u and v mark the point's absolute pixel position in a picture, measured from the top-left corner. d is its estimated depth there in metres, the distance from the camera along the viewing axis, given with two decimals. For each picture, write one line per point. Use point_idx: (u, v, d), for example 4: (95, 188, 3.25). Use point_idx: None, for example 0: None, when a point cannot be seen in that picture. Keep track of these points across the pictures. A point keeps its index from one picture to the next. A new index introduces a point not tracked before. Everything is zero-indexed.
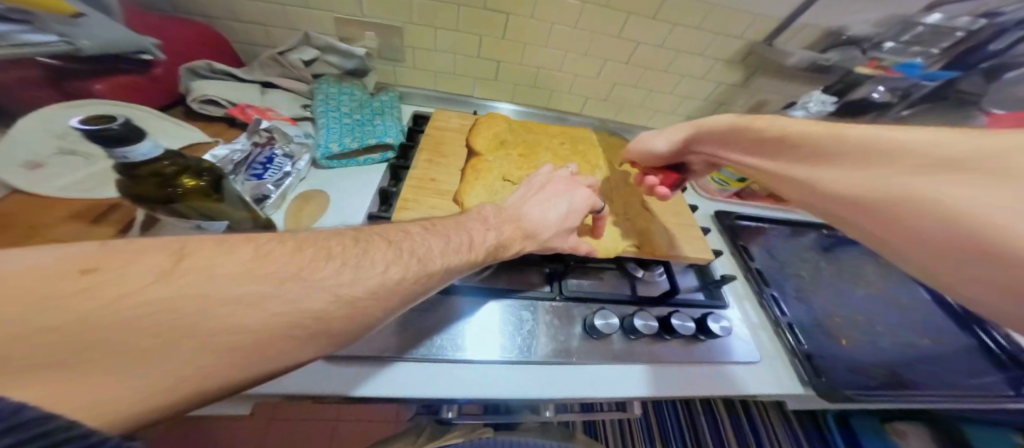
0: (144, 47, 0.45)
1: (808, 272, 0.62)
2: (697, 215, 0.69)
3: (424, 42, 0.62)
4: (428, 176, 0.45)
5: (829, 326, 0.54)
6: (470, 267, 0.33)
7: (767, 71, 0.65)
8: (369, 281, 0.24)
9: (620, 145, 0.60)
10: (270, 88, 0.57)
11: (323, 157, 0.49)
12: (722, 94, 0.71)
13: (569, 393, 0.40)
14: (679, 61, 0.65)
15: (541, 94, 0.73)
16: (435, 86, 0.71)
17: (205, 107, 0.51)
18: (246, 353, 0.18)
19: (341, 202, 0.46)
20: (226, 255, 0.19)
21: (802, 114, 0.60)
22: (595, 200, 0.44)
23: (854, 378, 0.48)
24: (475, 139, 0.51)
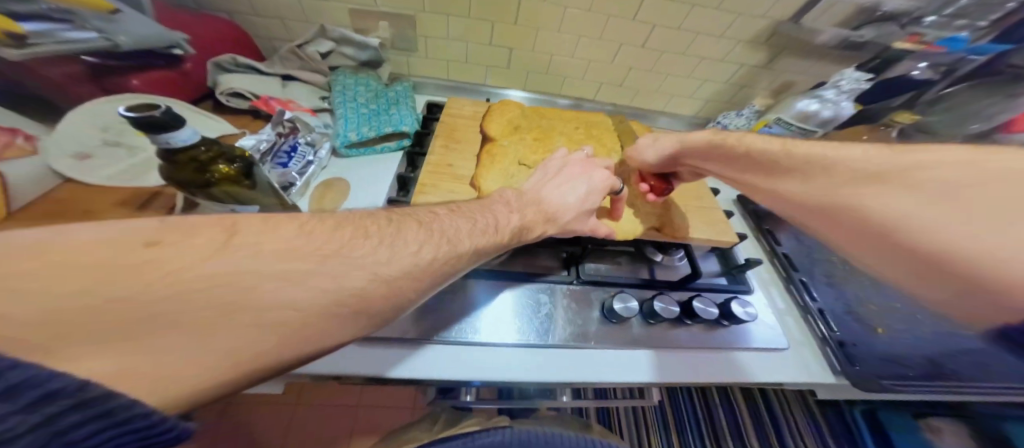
0: (175, 40, 0.47)
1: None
2: (719, 199, 0.67)
3: (437, 31, 0.62)
4: (444, 162, 0.46)
5: (866, 314, 0.51)
6: (497, 250, 0.34)
7: (794, 48, 0.62)
8: (404, 261, 0.25)
9: (638, 128, 0.59)
10: (291, 81, 0.59)
11: (341, 145, 0.50)
12: (744, 76, 0.68)
13: (589, 376, 0.40)
14: (698, 42, 0.62)
15: (555, 81, 0.72)
16: (448, 76, 0.72)
17: (232, 100, 0.53)
18: (296, 329, 0.19)
19: (366, 189, 0.48)
20: (271, 230, 0.20)
21: (834, 93, 0.56)
22: (614, 181, 0.44)
23: (892, 367, 0.46)
24: (489, 125, 0.51)
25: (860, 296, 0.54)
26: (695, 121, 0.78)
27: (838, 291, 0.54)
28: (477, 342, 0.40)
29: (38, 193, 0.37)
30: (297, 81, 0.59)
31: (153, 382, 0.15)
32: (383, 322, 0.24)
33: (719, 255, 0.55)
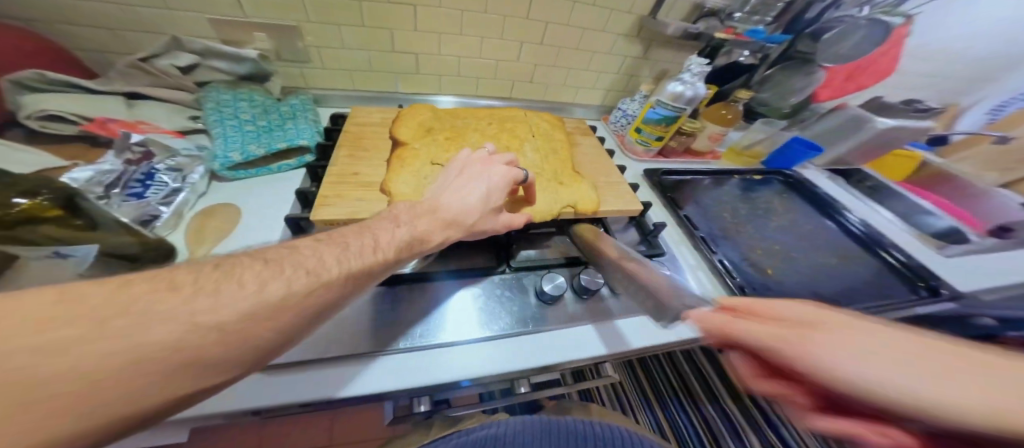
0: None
1: (729, 213, 0.72)
2: (629, 174, 0.75)
3: (331, 40, 0.58)
4: (350, 171, 0.42)
5: (751, 258, 0.63)
6: (381, 269, 0.32)
7: (662, 40, 0.73)
8: (241, 304, 0.23)
9: (549, 120, 0.62)
10: (138, 100, 0.50)
11: (225, 167, 0.43)
12: (629, 67, 0.78)
13: (531, 362, 0.40)
14: (586, 37, 0.69)
15: (469, 83, 0.73)
16: (354, 86, 0.67)
17: (50, 126, 0.42)
18: (90, 396, 0.18)
19: (248, 225, 0.40)
20: (25, 304, 0.19)
21: (690, 76, 0.66)
22: (515, 172, 0.44)
23: (774, 301, 0.55)
24: (399, 129, 0.49)
25: (743, 244, 0.66)
26: (603, 110, 0.87)
27: (727, 243, 0.65)
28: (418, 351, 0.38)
29: None
30: (148, 99, 0.50)
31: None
32: (236, 369, 0.23)
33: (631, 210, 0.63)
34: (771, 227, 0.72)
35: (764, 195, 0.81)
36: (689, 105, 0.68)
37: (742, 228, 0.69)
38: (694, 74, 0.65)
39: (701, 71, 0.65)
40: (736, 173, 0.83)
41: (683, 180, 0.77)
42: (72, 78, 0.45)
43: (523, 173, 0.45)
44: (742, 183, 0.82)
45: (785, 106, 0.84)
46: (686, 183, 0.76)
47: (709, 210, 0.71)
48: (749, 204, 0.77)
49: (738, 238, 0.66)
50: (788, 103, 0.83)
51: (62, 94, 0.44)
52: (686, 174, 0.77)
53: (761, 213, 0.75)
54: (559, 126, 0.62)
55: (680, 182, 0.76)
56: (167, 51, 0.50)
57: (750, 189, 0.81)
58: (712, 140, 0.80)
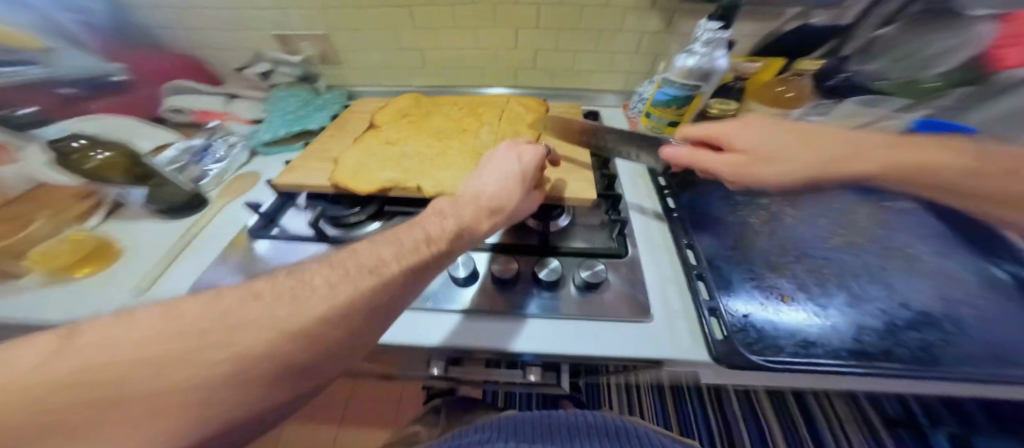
0: (111, 71, 0.63)
1: (757, 219, 0.53)
2: (626, 165, 0.66)
3: (354, 42, 0.69)
4: (323, 148, 0.50)
5: (773, 278, 0.44)
6: (438, 260, 0.32)
7: (690, 7, 0.63)
8: (316, 308, 0.23)
9: (528, 103, 0.62)
10: (237, 99, 0.70)
11: (259, 145, 0.58)
12: (651, 45, 0.69)
13: (496, 343, 0.40)
14: (590, 14, 0.65)
15: (471, 76, 0.76)
16: (377, 82, 0.76)
17: (175, 116, 0.65)
18: (174, 429, 0.18)
19: (250, 193, 0.51)
20: (124, 325, 0.20)
21: (700, 45, 0.58)
22: (541, 150, 0.45)
23: (786, 338, 0.38)
24: (378, 115, 0.56)
25: (768, 259, 0.47)
26: (625, 96, 0.78)
27: (733, 254, 0.47)
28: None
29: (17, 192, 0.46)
30: (243, 99, 0.70)
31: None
32: (308, 379, 0.23)
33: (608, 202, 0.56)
34: (838, 242, 0.49)
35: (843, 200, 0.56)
36: (706, 81, 0.60)
37: (780, 241, 0.49)
38: (704, 42, 0.57)
39: (714, 38, 0.57)
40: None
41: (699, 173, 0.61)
42: (196, 85, 0.67)
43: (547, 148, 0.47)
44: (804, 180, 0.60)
45: (929, 78, 0.57)
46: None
47: (723, 214, 0.54)
48: (806, 209, 0.54)
49: (762, 251, 0.48)
50: (934, 74, 0.56)
51: (191, 95, 0.67)
52: None
53: (823, 222, 0.52)
54: (539, 110, 0.61)
55: (689, 178, 0.61)
56: (253, 63, 0.70)
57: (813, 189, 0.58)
58: None
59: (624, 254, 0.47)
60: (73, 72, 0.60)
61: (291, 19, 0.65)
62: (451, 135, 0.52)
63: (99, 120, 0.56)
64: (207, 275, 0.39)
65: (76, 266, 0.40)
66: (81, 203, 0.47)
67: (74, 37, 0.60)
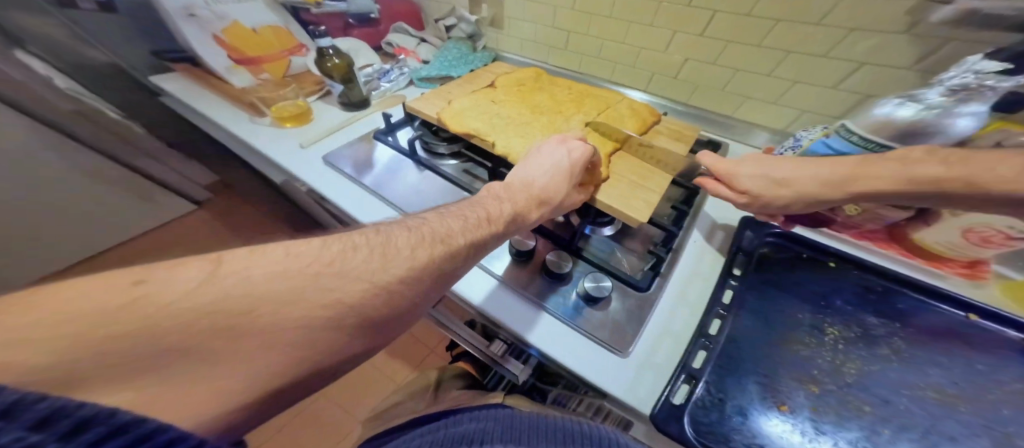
0: (371, 10, 0.82)
1: (836, 333, 0.38)
2: (721, 215, 0.55)
3: (521, 13, 0.76)
4: (448, 92, 0.61)
5: (788, 384, 0.34)
6: (495, 237, 0.38)
7: (972, 39, 0.41)
8: (400, 268, 0.29)
9: (641, 110, 0.59)
10: (425, 43, 0.87)
11: (417, 78, 0.76)
12: (869, 84, 0.51)
13: (485, 303, 0.45)
14: (782, 31, 0.53)
15: (605, 66, 0.75)
16: (527, 54, 0.84)
17: (389, 47, 0.86)
18: (283, 355, 0.23)
19: (393, 110, 0.69)
20: (256, 257, 0.25)
21: (937, 93, 0.41)
22: (590, 150, 0.46)
23: (741, 434, 0.31)
24: (500, 78, 0.65)
25: (811, 366, 0.35)
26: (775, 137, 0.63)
27: (768, 345, 0.37)
28: (381, 203, 0.51)
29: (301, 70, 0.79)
30: (429, 44, 0.87)
31: (180, 405, 0.19)
32: (377, 334, 0.28)
33: (664, 236, 0.50)
34: (930, 394, 0.33)
35: (1000, 366, 0.34)
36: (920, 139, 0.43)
37: (840, 360, 0.36)
38: (948, 89, 0.39)
39: (975, 84, 0.38)
40: (979, 312, 0.38)
41: (804, 256, 0.46)
42: (408, 28, 0.86)
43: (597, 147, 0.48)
44: (961, 324, 0.38)
45: None
46: (889, 293, 0.41)
47: (796, 306, 0.40)
48: (926, 349, 0.36)
49: (802, 357, 0.36)
50: None
51: (404, 35, 0.86)
52: (818, 247, 0.46)
53: (930, 372, 0.35)
54: (647, 120, 0.58)
55: (791, 257, 0.46)
56: (448, 16, 0.85)
57: (971, 341, 0.37)
58: (971, 239, 0.41)
59: (642, 288, 0.44)
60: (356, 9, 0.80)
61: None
62: (546, 112, 0.57)
63: (345, 40, 0.79)
64: (334, 152, 0.58)
65: (281, 120, 0.64)
66: (312, 84, 0.74)
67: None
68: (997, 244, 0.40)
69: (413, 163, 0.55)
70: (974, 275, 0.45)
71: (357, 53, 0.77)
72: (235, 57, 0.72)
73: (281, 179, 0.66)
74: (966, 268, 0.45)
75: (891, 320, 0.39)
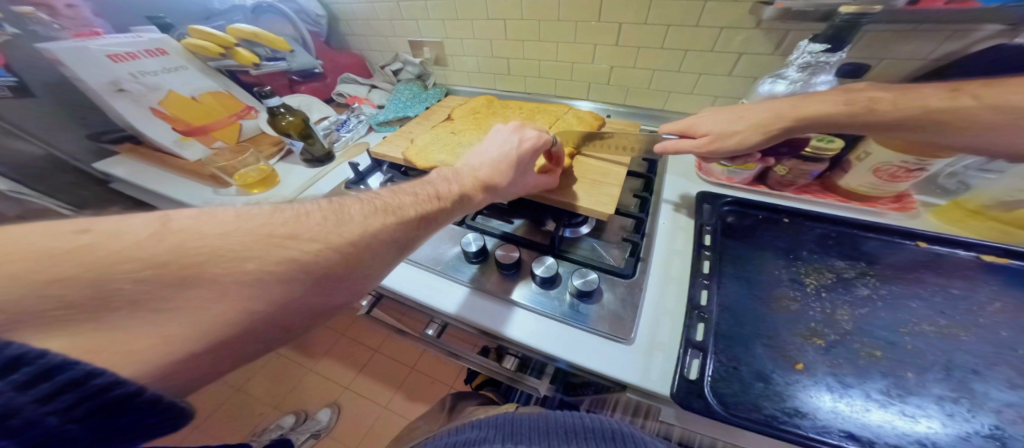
0: (315, 66, 0.84)
1: (815, 282, 0.44)
2: (678, 194, 0.62)
3: (460, 50, 0.82)
4: (408, 131, 0.64)
5: (794, 342, 0.39)
6: (444, 214, 0.39)
7: (805, 26, 0.52)
8: (352, 230, 0.31)
9: (586, 117, 0.65)
10: (376, 89, 0.90)
11: (376, 123, 0.78)
12: (752, 68, 0.60)
13: (488, 322, 0.46)
14: (672, 35, 0.62)
15: (548, 84, 0.82)
16: (476, 85, 0.90)
17: (340, 97, 0.87)
18: (228, 302, 0.25)
19: (359, 158, 0.70)
20: (206, 217, 0.27)
21: (794, 70, 0.52)
22: (543, 138, 0.49)
23: (774, 401, 0.34)
24: (456, 110, 0.69)
25: (808, 321, 0.41)
26: None
27: (759, 307, 0.42)
28: None
29: (254, 133, 0.80)
30: (381, 89, 0.90)
31: (119, 353, 0.22)
32: (333, 288, 0.30)
33: (634, 222, 0.56)
34: (926, 329, 0.39)
35: (973, 289, 0.41)
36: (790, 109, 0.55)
37: (831, 310, 0.41)
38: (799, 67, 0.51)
39: (814, 62, 0.49)
40: (926, 239, 0.46)
41: (761, 217, 0.53)
42: (357, 77, 0.89)
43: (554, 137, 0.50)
44: (918, 254, 0.46)
45: None
46: (843, 238, 0.48)
47: (771, 265, 0.47)
48: (894, 285, 0.43)
49: (795, 312, 0.41)
50: None
51: (353, 84, 0.89)
52: (770, 208, 0.53)
53: (916, 306, 0.41)
54: (593, 124, 0.64)
55: (753, 222, 0.53)
56: (393, 61, 0.90)
57: (930, 268, 0.44)
58: (882, 177, 0.50)
59: (627, 274, 0.48)
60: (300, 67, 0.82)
61: (421, 29, 0.81)
62: None
63: (294, 98, 0.79)
64: None
65: (248, 187, 0.64)
66: (270, 145, 0.74)
67: (301, 39, 0.84)
68: (903, 177, 0.49)
69: None
70: (904, 207, 0.53)
71: (309, 108, 0.78)
72: (180, 128, 0.70)
73: None
74: (896, 203, 0.54)
75: (858, 261, 0.46)
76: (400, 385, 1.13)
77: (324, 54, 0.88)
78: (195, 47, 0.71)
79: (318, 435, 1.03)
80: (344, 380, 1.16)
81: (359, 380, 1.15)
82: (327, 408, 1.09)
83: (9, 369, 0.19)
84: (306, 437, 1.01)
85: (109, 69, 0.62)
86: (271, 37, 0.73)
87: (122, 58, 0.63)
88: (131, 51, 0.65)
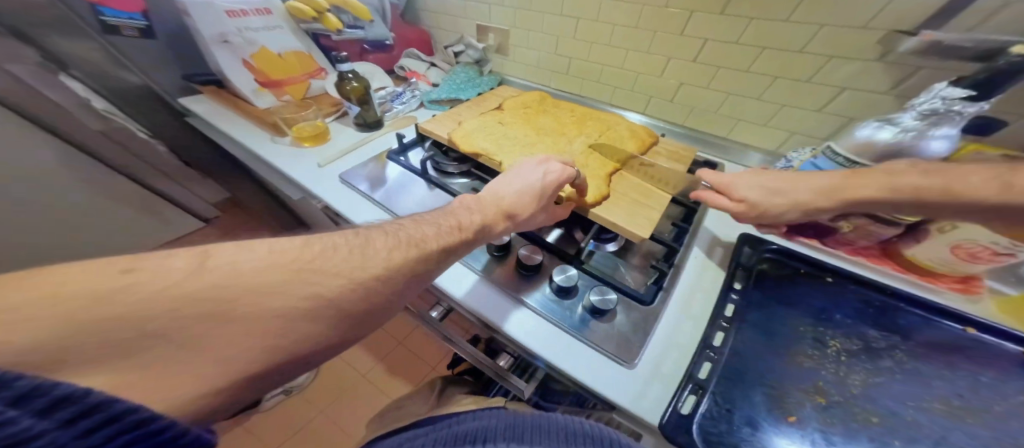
0: (386, 37, 0.87)
1: (839, 345, 0.40)
2: (718, 231, 0.58)
3: (526, 42, 0.81)
4: (457, 115, 0.64)
5: (794, 395, 0.35)
6: (464, 246, 0.39)
7: (944, 66, 0.45)
8: (376, 265, 0.31)
9: (640, 132, 0.62)
10: (434, 67, 0.91)
11: (427, 100, 0.79)
12: (854, 105, 0.54)
13: (496, 315, 0.46)
14: (766, 57, 0.57)
15: (606, 91, 0.79)
16: (530, 77, 0.88)
17: (401, 70, 0.90)
18: (261, 343, 0.24)
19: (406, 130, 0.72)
20: (240, 250, 0.26)
21: (911, 117, 0.45)
22: (568, 171, 0.47)
23: (752, 445, 0.32)
24: (506, 102, 0.68)
25: (816, 377, 0.37)
26: (773, 157, 0.66)
27: (768, 354, 0.39)
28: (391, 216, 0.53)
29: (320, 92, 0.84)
30: (438, 68, 0.91)
31: (158, 389, 0.20)
32: (356, 326, 0.29)
33: (665, 250, 0.53)
34: (941, 409, 0.34)
35: (1005, 380, 0.36)
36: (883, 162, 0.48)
37: (844, 372, 0.37)
38: (920, 113, 0.44)
39: (943, 110, 0.42)
40: (975, 327, 0.40)
41: (802, 270, 0.48)
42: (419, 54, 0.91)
43: (579, 174, 0.49)
44: (960, 337, 0.40)
45: None
46: (887, 311, 0.43)
47: (798, 319, 0.42)
48: (926, 361, 0.38)
49: (807, 369, 0.37)
50: None
51: (415, 59, 0.91)
52: (814, 263, 0.48)
53: (935, 382, 0.36)
54: (648, 141, 0.61)
55: (792, 272, 0.48)
56: (457, 42, 0.90)
57: (965, 352, 0.39)
58: (956, 255, 0.43)
59: (647, 301, 0.45)
60: (376, 38, 0.86)
61: (492, 14, 0.81)
62: (549, 134, 0.61)
63: (363, 66, 0.82)
64: (348, 171, 0.60)
65: (301, 140, 0.67)
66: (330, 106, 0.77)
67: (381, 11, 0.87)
68: (985, 260, 0.42)
69: (428, 179, 0.58)
70: (968, 289, 0.46)
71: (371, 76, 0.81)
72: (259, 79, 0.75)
73: (299, 197, 0.67)
74: (962, 283, 0.47)
75: (892, 333, 0.41)
76: (384, 355, 1.17)
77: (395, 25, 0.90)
78: (293, 9, 0.76)
79: (289, 392, 1.05)
80: None
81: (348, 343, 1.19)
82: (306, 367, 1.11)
83: (51, 409, 0.16)
84: (278, 392, 1.04)
85: (221, 23, 0.68)
86: (357, 6, 0.77)
87: (236, 14, 0.69)
88: (244, 8, 0.70)
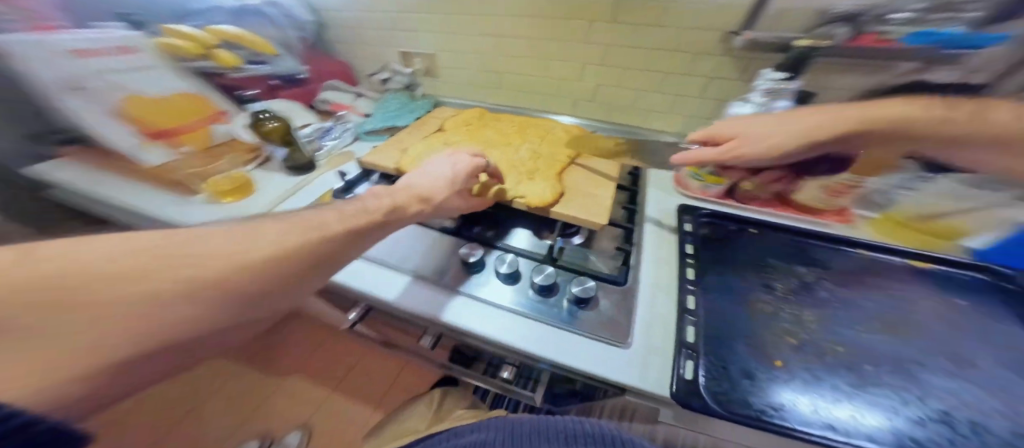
0: (298, 71, 0.82)
1: (783, 287, 0.48)
2: (659, 207, 0.66)
3: (452, 62, 0.83)
4: (402, 143, 0.62)
5: (772, 343, 0.42)
6: (376, 227, 0.39)
7: (767, 57, 0.60)
8: (268, 241, 0.30)
9: (578, 133, 0.68)
10: (362, 97, 0.88)
11: (363, 132, 0.76)
12: (725, 90, 0.67)
13: (490, 328, 0.46)
14: (654, 57, 0.68)
15: (537, 99, 0.85)
16: (463, 95, 0.90)
17: (322, 105, 0.84)
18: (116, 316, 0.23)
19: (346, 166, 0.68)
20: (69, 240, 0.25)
21: (759, 95, 0.57)
22: (474, 160, 0.52)
23: (758, 396, 0.37)
24: (447, 122, 0.69)
25: (779, 322, 0.44)
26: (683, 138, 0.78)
27: (738, 310, 0.45)
28: None
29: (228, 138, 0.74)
30: (366, 98, 0.88)
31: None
32: (255, 304, 0.29)
33: (623, 232, 0.59)
34: (875, 326, 0.43)
35: (909, 290, 0.47)
36: None
37: (799, 313, 0.45)
38: (764, 92, 0.56)
39: (776, 88, 0.55)
40: (868, 247, 0.53)
41: (733, 228, 0.58)
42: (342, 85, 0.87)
43: (486, 161, 0.53)
44: (863, 260, 0.52)
45: None
46: (804, 249, 0.54)
47: (746, 272, 0.50)
48: (845, 287, 0.48)
49: (770, 315, 0.45)
50: None
51: (339, 91, 0.86)
52: (738, 219, 0.59)
53: (865, 306, 0.46)
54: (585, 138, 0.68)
55: (726, 233, 0.57)
56: (381, 70, 0.88)
57: (877, 273, 0.50)
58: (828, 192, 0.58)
59: (622, 282, 0.50)
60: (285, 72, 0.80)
61: (413, 41, 0.82)
62: (496, 146, 0.63)
63: (274, 104, 0.75)
64: None
65: (219, 195, 0.59)
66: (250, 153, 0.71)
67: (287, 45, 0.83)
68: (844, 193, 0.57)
69: None
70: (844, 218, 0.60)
71: (291, 113, 0.75)
72: (145, 130, 0.65)
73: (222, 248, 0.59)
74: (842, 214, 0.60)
75: (815, 267, 0.51)
76: (381, 399, 1.05)
77: (308, 59, 0.86)
78: (167, 46, 0.68)
79: None
80: (318, 396, 1.07)
81: (330, 401, 1.06)
82: (298, 431, 1.01)
83: None
84: None
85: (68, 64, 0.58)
86: (257, 40, 0.72)
87: (87, 53, 0.60)
88: (97, 47, 0.61)
